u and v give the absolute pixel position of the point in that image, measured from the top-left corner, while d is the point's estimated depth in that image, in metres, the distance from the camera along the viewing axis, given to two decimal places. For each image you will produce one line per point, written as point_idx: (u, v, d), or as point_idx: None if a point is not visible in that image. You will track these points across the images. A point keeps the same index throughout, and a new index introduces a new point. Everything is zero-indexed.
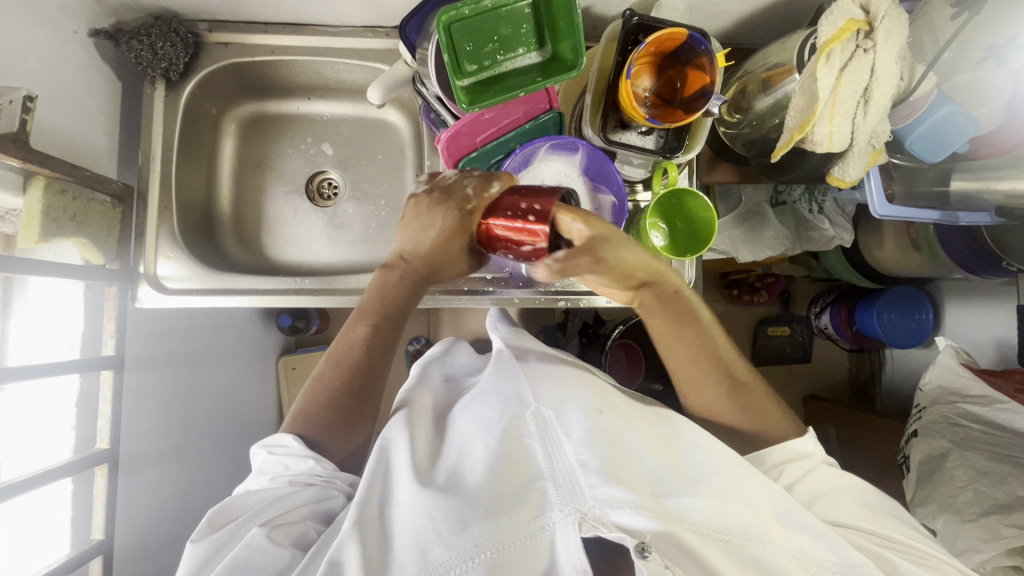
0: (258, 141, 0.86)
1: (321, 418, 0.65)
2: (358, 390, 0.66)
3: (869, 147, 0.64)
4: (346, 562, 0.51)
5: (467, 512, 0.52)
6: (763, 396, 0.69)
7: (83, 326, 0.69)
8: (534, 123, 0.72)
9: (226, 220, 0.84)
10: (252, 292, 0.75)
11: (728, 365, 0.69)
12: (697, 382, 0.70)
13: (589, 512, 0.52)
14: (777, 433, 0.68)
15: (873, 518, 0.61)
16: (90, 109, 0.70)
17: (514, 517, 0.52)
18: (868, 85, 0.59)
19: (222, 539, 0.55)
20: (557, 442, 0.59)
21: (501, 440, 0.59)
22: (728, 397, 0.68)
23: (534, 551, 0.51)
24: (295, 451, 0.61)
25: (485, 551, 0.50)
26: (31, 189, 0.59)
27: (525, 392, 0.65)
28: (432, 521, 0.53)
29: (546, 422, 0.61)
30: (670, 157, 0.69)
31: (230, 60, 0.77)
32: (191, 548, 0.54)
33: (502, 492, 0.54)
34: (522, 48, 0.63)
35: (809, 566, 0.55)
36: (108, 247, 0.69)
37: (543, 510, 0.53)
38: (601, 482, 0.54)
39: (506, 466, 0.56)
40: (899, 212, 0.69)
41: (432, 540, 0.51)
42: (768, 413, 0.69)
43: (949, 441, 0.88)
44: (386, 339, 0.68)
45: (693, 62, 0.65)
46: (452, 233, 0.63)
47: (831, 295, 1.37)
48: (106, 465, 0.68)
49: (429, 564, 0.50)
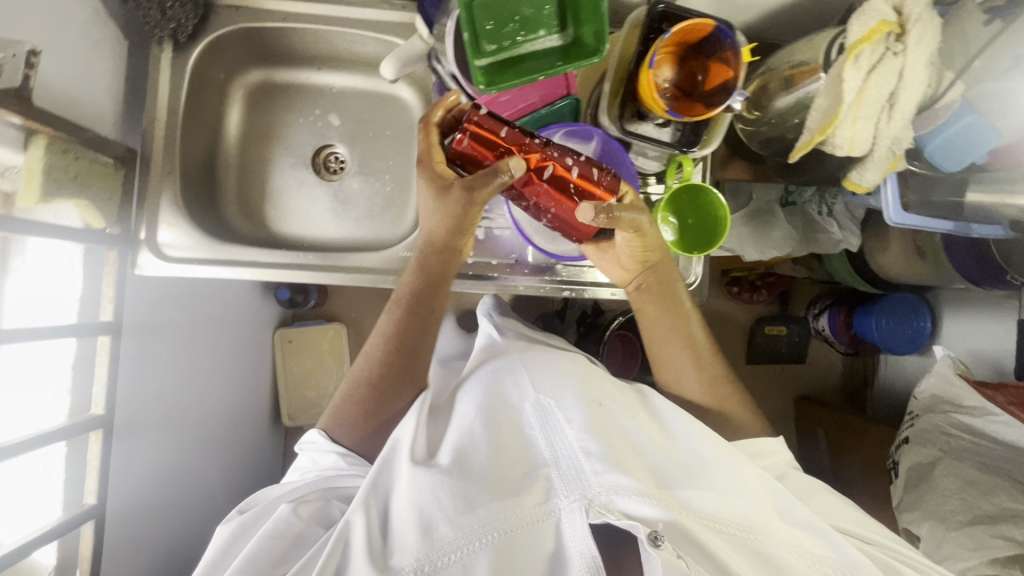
0: (265, 110, 0.84)
1: (350, 419, 0.69)
2: (388, 383, 0.69)
3: (888, 154, 0.62)
4: (355, 533, 0.56)
5: (474, 493, 0.55)
6: (738, 398, 0.75)
7: (81, 290, 0.67)
8: (550, 109, 0.70)
9: (232, 191, 0.83)
10: (253, 265, 0.74)
11: (705, 361, 0.75)
12: (678, 369, 0.76)
13: (595, 499, 0.54)
14: (745, 425, 0.74)
15: (846, 517, 0.64)
16: (95, 66, 0.68)
17: (520, 501, 0.55)
18: (895, 89, 0.58)
19: (252, 519, 0.64)
20: (560, 430, 0.60)
21: (497, 431, 0.61)
22: (702, 383, 0.74)
23: (540, 534, 0.53)
24: (321, 446, 0.68)
25: (492, 531, 0.53)
26: (33, 147, 0.57)
27: (524, 380, 0.66)
28: (437, 499, 0.55)
29: (546, 409, 0.62)
30: (687, 151, 0.68)
31: (241, 24, 0.75)
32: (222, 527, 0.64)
33: (506, 480, 0.57)
34: (542, 30, 0.62)
35: (810, 561, 0.55)
36: (109, 210, 0.67)
37: (547, 498, 0.55)
38: (605, 469, 0.55)
39: (507, 455, 0.59)
40: (914, 221, 0.67)
41: (438, 519, 0.54)
42: (740, 411, 0.75)
43: (939, 449, 0.90)
44: (415, 334, 0.70)
45: (718, 55, 0.64)
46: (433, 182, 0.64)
47: (829, 298, 1.38)
48: (101, 431, 0.67)
49: (435, 541, 0.52)
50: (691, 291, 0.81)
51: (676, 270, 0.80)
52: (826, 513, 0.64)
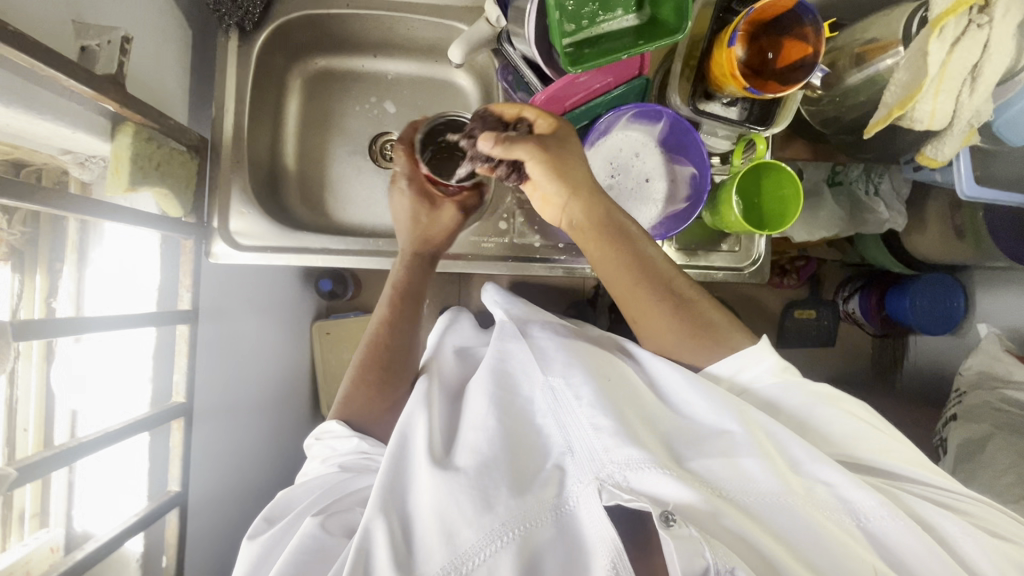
0: (321, 98, 0.84)
1: (360, 399, 0.69)
2: (388, 362, 0.70)
3: (966, 127, 0.62)
4: (375, 546, 0.52)
5: (490, 490, 0.52)
6: (714, 311, 0.64)
7: (157, 280, 0.67)
8: (624, 88, 0.69)
9: (291, 181, 0.82)
10: (325, 253, 0.74)
11: (675, 288, 0.64)
12: (646, 309, 0.63)
13: (608, 479, 0.50)
14: (734, 345, 0.62)
15: (865, 438, 0.58)
16: (167, 55, 0.68)
17: (537, 495, 0.52)
18: (979, 61, 0.58)
19: (276, 536, 0.59)
20: (567, 408, 0.55)
21: (507, 420, 0.57)
22: (672, 316, 0.63)
23: (555, 526, 0.51)
24: (340, 433, 0.67)
25: (513, 528, 0.50)
26: (121, 135, 0.58)
27: (530, 360, 0.60)
28: (456, 502, 0.52)
29: (554, 393, 0.56)
30: (759, 129, 0.69)
31: (305, 11, 0.74)
32: (247, 547, 0.58)
33: (520, 473, 0.53)
34: (620, 9, 0.61)
35: (832, 518, 0.52)
36: (186, 198, 0.67)
37: (562, 490, 0.52)
38: (617, 443, 0.51)
39: (519, 445, 0.55)
40: (988, 194, 0.68)
41: (458, 523, 0.51)
42: (725, 331, 0.63)
43: (993, 425, 0.92)
44: (409, 313, 0.72)
45: (794, 32, 0.64)
46: (418, 205, 0.73)
47: (860, 280, 1.39)
48: (181, 419, 0.67)
49: (459, 548, 0.50)
50: (754, 269, 0.81)
51: (738, 250, 0.81)
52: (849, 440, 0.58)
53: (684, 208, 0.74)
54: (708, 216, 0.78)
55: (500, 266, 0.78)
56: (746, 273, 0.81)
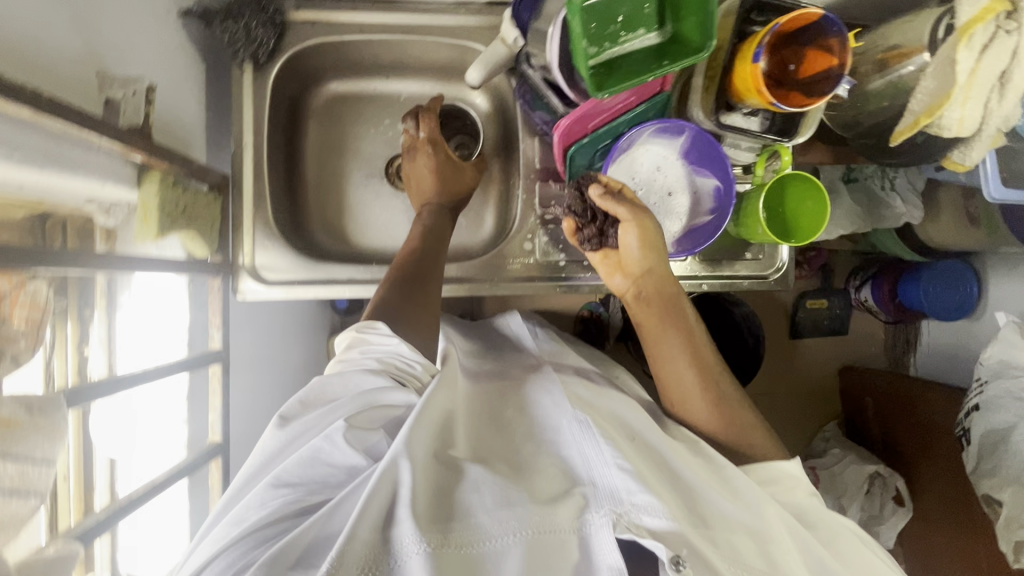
0: (335, 123, 0.83)
1: (397, 301, 0.66)
2: (422, 268, 0.69)
3: (992, 133, 0.62)
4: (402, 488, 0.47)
5: (514, 493, 0.50)
6: (752, 421, 0.66)
7: (189, 318, 0.68)
8: (646, 106, 0.68)
9: (310, 208, 0.82)
10: (352, 283, 0.74)
11: (715, 386, 0.66)
12: (679, 389, 0.67)
13: (624, 515, 0.50)
14: (767, 455, 0.65)
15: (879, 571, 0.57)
16: (183, 95, 0.67)
17: (555, 509, 0.49)
18: (1007, 68, 0.58)
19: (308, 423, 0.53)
20: (594, 443, 0.55)
21: (536, 452, 0.57)
22: (712, 407, 0.66)
23: (566, 545, 0.48)
24: (383, 334, 0.60)
25: (526, 530, 0.48)
26: (148, 183, 0.59)
27: (561, 400, 0.62)
28: (477, 492, 0.50)
29: (585, 426, 0.57)
30: (783, 140, 0.69)
31: (317, 39, 0.74)
32: (274, 429, 0.53)
33: (540, 491, 0.52)
34: (642, 28, 0.61)
35: None
36: (211, 237, 0.67)
37: (583, 511, 0.50)
38: (639, 487, 0.51)
39: (543, 470, 0.54)
40: (1014, 197, 0.66)
41: (475, 508, 0.49)
42: (758, 442, 0.65)
43: (1015, 415, 0.93)
44: (437, 239, 0.73)
45: (818, 43, 0.63)
46: (445, 161, 0.76)
47: (872, 269, 1.38)
48: (220, 459, 0.72)
49: (470, 531, 0.47)
50: (777, 277, 0.82)
51: (761, 258, 0.81)
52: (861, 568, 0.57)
53: (711, 221, 0.74)
54: (733, 227, 0.78)
55: (524, 286, 0.78)
56: (772, 280, 0.81)
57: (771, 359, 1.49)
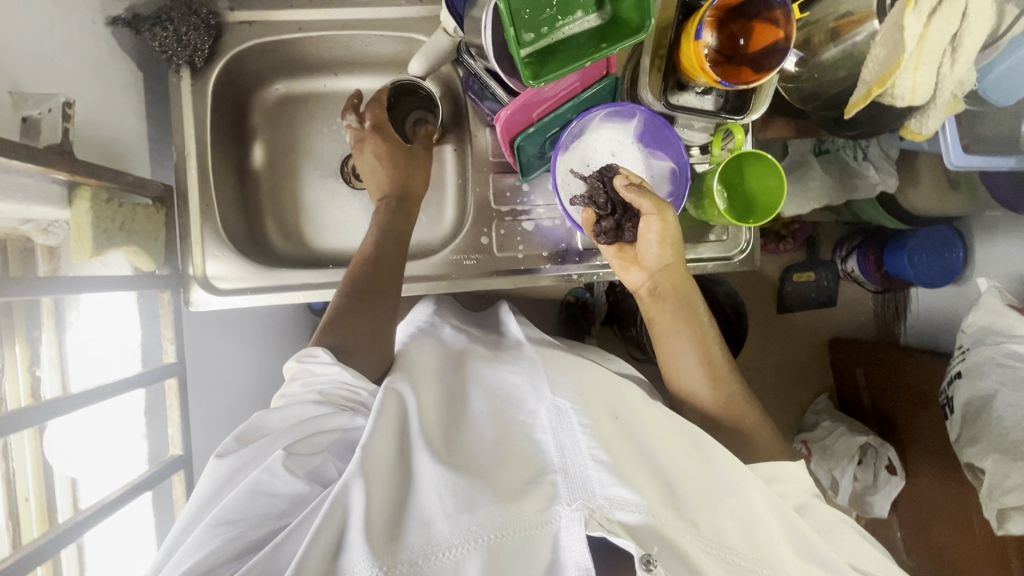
0: (286, 124, 0.81)
1: (346, 322, 0.64)
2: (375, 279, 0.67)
3: (949, 99, 0.60)
4: (352, 503, 0.46)
5: (477, 492, 0.47)
6: (753, 415, 0.67)
7: (140, 338, 0.69)
8: (592, 92, 0.66)
9: (265, 212, 0.80)
10: (306, 287, 0.72)
11: (718, 380, 0.68)
12: (682, 377, 0.70)
13: (597, 510, 0.47)
14: (771, 452, 0.66)
15: (878, 561, 0.59)
16: (117, 108, 0.66)
17: (521, 505, 0.47)
18: (958, 32, 0.55)
19: (247, 456, 0.52)
20: (571, 431, 0.53)
21: (506, 433, 0.55)
22: (715, 398, 0.68)
23: (536, 544, 0.46)
24: (325, 360, 0.60)
25: (490, 534, 0.45)
26: (78, 202, 0.57)
27: (541, 384, 0.60)
28: (441, 494, 0.48)
29: (561, 413, 0.55)
30: (734, 119, 0.67)
31: (256, 40, 0.72)
32: (214, 462, 0.52)
33: (509, 482, 0.49)
34: (579, 11, 0.59)
35: None
36: (157, 251, 0.66)
37: (552, 503, 0.48)
38: (612, 480, 0.49)
39: (516, 457, 0.52)
40: (975, 162, 0.65)
41: (436, 514, 0.47)
42: (760, 435, 0.66)
43: (997, 381, 0.90)
44: (397, 238, 0.71)
45: (763, 16, 0.61)
46: (394, 146, 0.75)
47: (857, 238, 1.37)
48: (182, 473, 0.70)
49: (428, 539, 0.45)
50: (743, 258, 0.80)
51: (726, 239, 0.80)
52: (856, 553, 0.59)
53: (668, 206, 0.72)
54: (694, 209, 0.76)
55: (483, 282, 0.76)
56: (736, 261, 0.80)
57: (759, 336, 1.47)
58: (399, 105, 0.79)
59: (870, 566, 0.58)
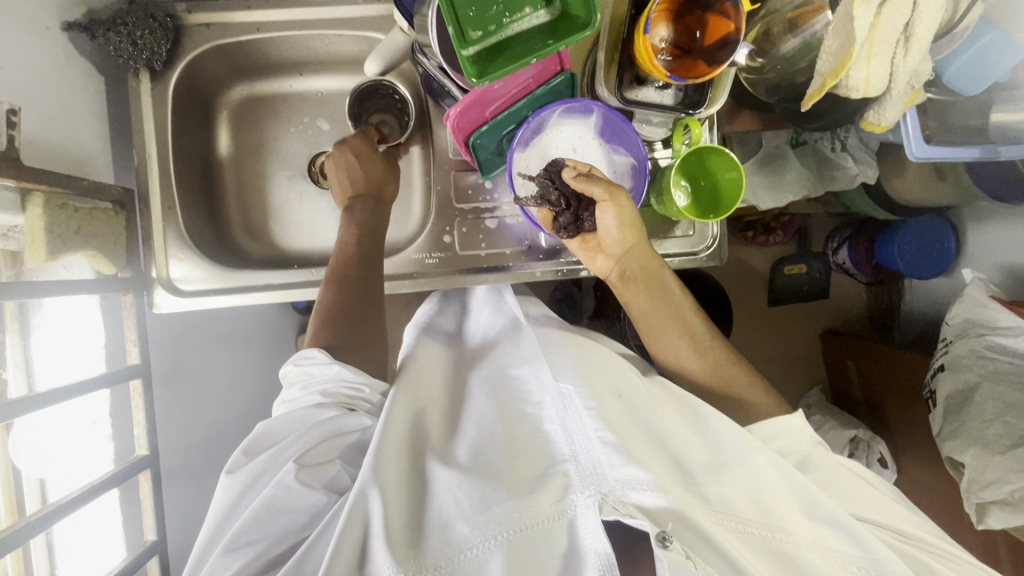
0: (253, 125, 0.81)
1: (338, 319, 0.66)
2: (364, 274, 0.69)
3: (907, 89, 0.59)
4: (371, 511, 0.48)
5: (490, 491, 0.50)
6: (747, 380, 0.69)
7: (104, 339, 0.70)
8: (546, 88, 0.66)
9: (232, 213, 0.81)
10: (268, 288, 0.72)
11: (707, 352, 0.70)
12: (671, 353, 0.71)
13: (610, 494, 0.49)
14: (769, 409, 0.67)
15: (892, 512, 0.60)
16: (76, 113, 0.67)
17: (536, 499, 0.49)
18: (910, 20, 0.54)
19: (258, 471, 0.54)
20: (575, 419, 0.56)
21: (514, 430, 0.58)
22: (708, 369, 0.69)
23: (553, 533, 0.48)
24: (322, 360, 0.62)
25: (508, 529, 0.47)
26: (31, 208, 0.57)
27: (542, 371, 0.62)
28: (456, 497, 0.50)
29: (565, 399, 0.57)
30: (692, 113, 0.66)
31: (214, 41, 0.72)
32: (226, 479, 0.53)
33: (522, 478, 0.52)
34: (528, 7, 0.58)
35: (838, 561, 0.52)
36: (118, 256, 0.67)
37: (566, 493, 0.50)
38: (622, 462, 0.50)
39: (524, 453, 0.55)
40: (937, 154, 0.66)
41: (453, 516, 0.49)
42: (762, 401, 0.68)
43: (978, 374, 0.85)
44: (374, 236, 0.71)
45: (716, 8, 0.60)
46: (371, 151, 0.74)
47: (847, 230, 1.34)
48: (147, 472, 0.71)
49: (451, 540, 0.47)
50: (711, 253, 0.80)
51: (692, 234, 0.79)
52: (865, 505, 0.60)
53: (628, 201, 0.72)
54: (657, 205, 0.75)
55: (446, 281, 0.77)
56: (702, 257, 0.79)
57: (749, 330, 1.46)
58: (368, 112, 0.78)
59: (884, 519, 0.59)
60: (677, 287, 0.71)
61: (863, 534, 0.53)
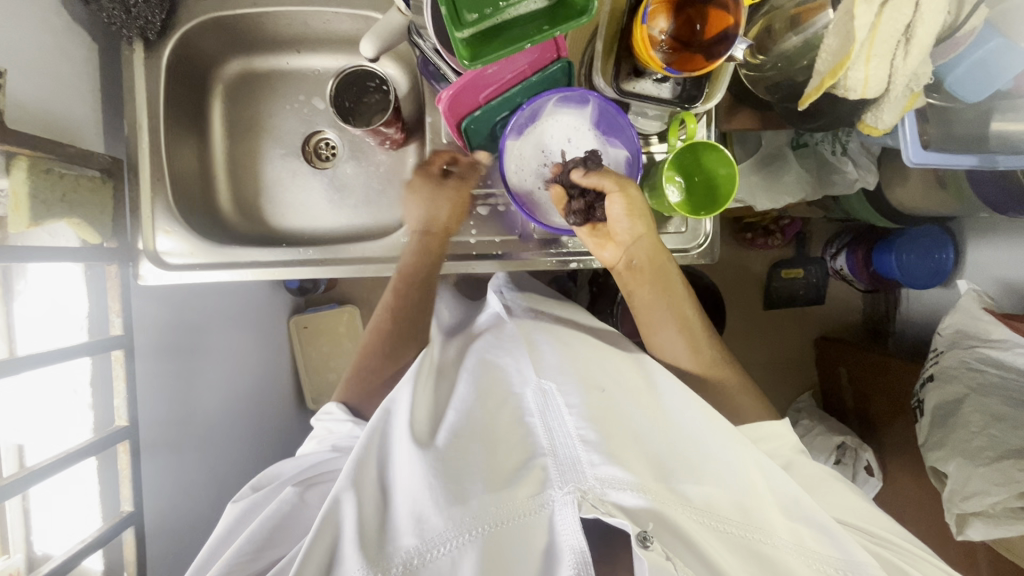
0: (248, 101, 0.81)
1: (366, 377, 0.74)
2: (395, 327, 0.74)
3: (906, 92, 0.58)
4: (343, 518, 0.49)
5: (466, 484, 0.50)
6: (738, 381, 0.70)
7: (87, 309, 0.69)
8: (541, 75, 0.65)
9: (224, 189, 0.80)
10: (256, 265, 0.72)
11: (701, 351, 0.70)
12: (666, 349, 0.72)
13: (589, 492, 0.49)
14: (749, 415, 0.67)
15: (866, 516, 0.61)
16: (68, 79, 0.67)
17: (514, 493, 0.49)
18: (911, 22, 0.53)
19: (259, 499, 0.61)
20: (555, 415, 0.57)
21: (495, 414, 0.59)
22: (700, 368, 0.71)
23: (532, 529, 0.48)
24: (339, 417, 0.71)
25: (483, 524, 0.47)
26: (14, 171, 0.57)
27: (526, 366, 0.64)
28: (428, 489, 0.49)
29: (546, 396, 0.59)
30: (688, 107, 0.66)
31: (209, 14, 0.72)
32: (232, 507, 0.61)
33: (500, 471, 0.52)
34: None
35: (816, 562, 0.52)
36: (104, 224, 0.68)
37: (544, 488, 0.50)
38: (602, 460, 0.50)
39: (504, 445, 0.55)
40: (934, 159, 0.63)
41: (428, 509, 0.48)
42: (745, 405, 0.69)
43: (966, 386, 0.84)
44: (424, 278, 0.73)
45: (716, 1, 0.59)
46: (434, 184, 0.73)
47: (848, 236, 1.33)
48: (126, 443, 0.72)
49: (425, 535, 0.47)
50: (703, 250, 0.79)
51: (685, 231, 0.78)
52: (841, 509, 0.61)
53: None
54: (650, 199, 0.74)
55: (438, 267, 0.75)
56: (693, 254, 0.78)
57: (741, 331, 1.46)
58: (360, 104, 0.77)
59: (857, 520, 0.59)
60: (681, 282, 0.71)
61: (839, 534, 0.52)
